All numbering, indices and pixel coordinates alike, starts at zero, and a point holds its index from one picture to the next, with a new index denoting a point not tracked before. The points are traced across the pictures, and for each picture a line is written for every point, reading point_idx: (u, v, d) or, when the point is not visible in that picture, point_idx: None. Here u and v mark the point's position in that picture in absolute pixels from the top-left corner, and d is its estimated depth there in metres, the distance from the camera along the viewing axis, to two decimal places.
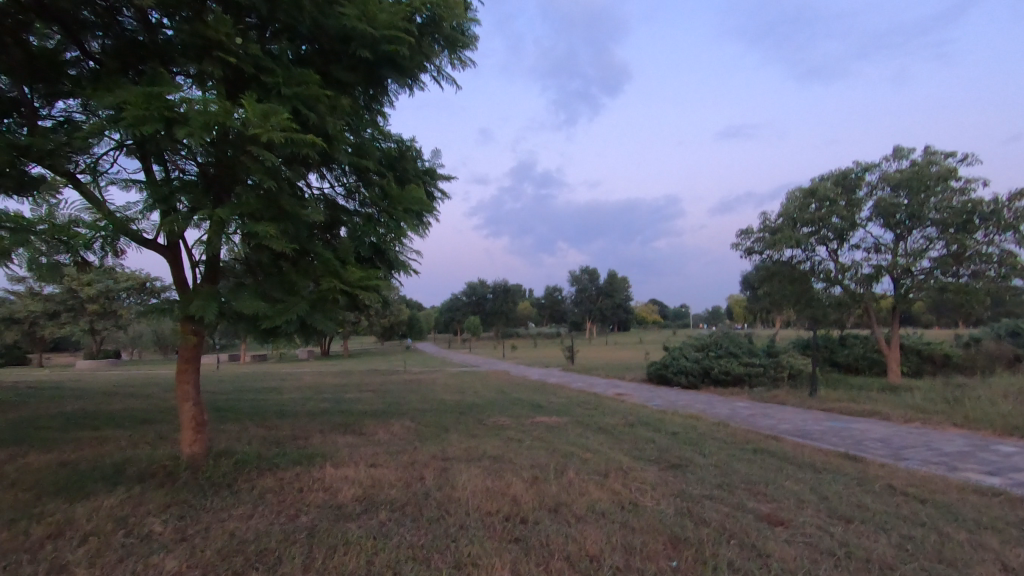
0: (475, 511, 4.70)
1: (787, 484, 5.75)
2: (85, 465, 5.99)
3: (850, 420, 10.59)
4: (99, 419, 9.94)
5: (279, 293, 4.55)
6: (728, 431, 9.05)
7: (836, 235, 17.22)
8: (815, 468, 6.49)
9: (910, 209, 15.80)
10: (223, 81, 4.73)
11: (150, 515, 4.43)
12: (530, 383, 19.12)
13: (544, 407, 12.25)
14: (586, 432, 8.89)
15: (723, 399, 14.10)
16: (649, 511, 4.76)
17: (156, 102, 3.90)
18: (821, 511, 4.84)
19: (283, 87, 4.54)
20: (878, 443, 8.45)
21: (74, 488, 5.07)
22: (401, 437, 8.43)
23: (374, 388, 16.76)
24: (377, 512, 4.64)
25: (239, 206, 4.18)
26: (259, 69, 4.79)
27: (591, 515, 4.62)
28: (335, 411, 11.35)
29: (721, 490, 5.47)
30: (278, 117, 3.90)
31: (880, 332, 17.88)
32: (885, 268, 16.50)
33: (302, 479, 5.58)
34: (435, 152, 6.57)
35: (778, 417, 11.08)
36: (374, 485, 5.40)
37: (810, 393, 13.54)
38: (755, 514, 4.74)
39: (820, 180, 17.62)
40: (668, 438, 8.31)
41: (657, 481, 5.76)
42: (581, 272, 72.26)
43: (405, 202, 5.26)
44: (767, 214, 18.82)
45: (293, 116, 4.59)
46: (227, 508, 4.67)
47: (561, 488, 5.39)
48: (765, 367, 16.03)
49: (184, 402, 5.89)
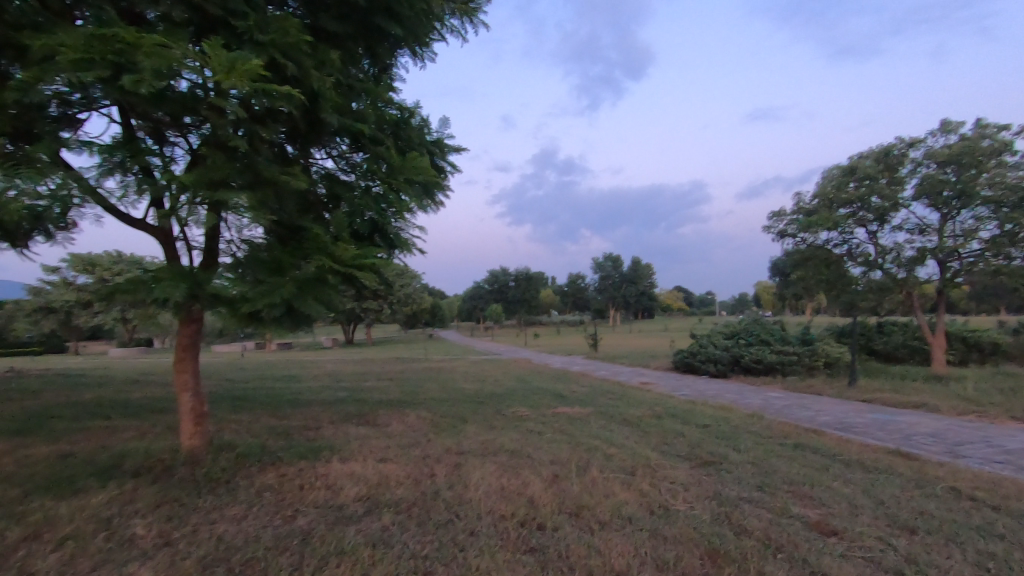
0: (487, 514, 4.27)
1: (836, 485, 5.18)
2: (84, 458, 5.74)
3: (896, 413, 9.86)
4: (114, 408, 9.81)
5: (264, 274, 4.27)
6: (763, 424, 8.45)
7: (876, 216, 16.23)
8: (863, 467, 5.89)
9: (960, 186, 14.74)
10: (188, 25, 4.26)
11: (135, 516, 4.10)
12: (552, 371, 18.66)
13: (566, 397, 11.77)
14: (611, 424, 8.39)
15: (755, 389, 13.43)
16: (682, 517, 4.27)
17: (102, 43, 3.64)
18: (880, 519, 4.27)
19: (257, 32, 4.15)
20: (929, 438, 7.77)
21: (64, 483, 4.79)
22: (415, 428, 8.06)
23: (393, 377, 16.52)
24: (380, 514, 4.24)
25: (208, 173, 3.92)
26: (231, 17, 4.28)
27: (617, 521, 4.14)
28: (351, 400, 11.07)
29: (762, 493, 4.93)
30: (236, 61, 3.56)
31: (923, 318, 16.88)
32: (930, 250, 15.49)
33: (304, 475, 5.22)
34: (444, 119, 6.13)
35: (817, 409, 10.40)
36: (381, 482, 5.02)
37: (850, 383, 12.78)
38: (803, 522, 4.19)
39: (860, 157, 16.60)
40: (699, 431, 7.77)
41: (689, 481, 5.24)
42: (605, 260, 71.23)
43: (403, 172, 4.88)
44: (801, 194, 17.87)
45: (273, 69, 4.25)
46: (220, 508, 4.32)
47: (583, 488, 4.91)
48: (800, 355, 15.26)
49: (183, 392, 5.58)
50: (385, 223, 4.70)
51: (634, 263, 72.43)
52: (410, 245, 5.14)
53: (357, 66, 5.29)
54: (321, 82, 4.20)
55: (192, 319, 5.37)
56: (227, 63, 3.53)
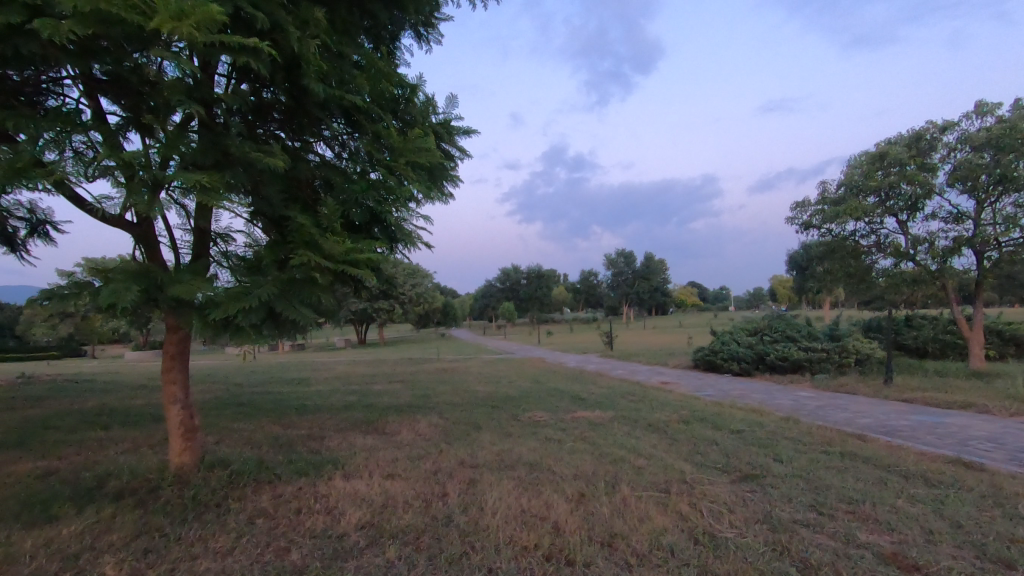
0: (507, 545, 3.73)
1: (901, 504, 4.57)
2: (67, 476, 5.28)
3: (941, 414, 9.18)
4: (114, 416, 9.40)
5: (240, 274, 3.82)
6: (799, 429, 7.82)
7: (907, 205, 15.43)
8: (925, 480, 5.26)
9: (999, 170, 13.89)
10: None
11: (106, 552, 3.61)
12: (568, 371, 18.06)
13: (584, 400, 11.18)
14: (635, 430, 7.81)
15: (783, 389, 12.75)
16: (733, 547, 3.69)
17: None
18: (965, 551, 3.67)
19: None
20: (987, 443, 7.11)
21: (37, 509, 4.31)
22: (426, 437, 7.52)
23: (404, 379, 16.07)
24: (386, 546, 3.72)
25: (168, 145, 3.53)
26: None
27: (657, 554, 3.59)
28: (359, 406, 10.59)
29: (818, 515, 4.34)
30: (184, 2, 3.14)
31: (958, 311, 16.04)
32: (965, 240, 14.68)
33: (303, 496, 4.72)
34: (450, 96, 5.63)
35: (853, 410, 9.73)
36: (387, 505, 4.50)
37: (886, 382, 12.06)
38: (875, 554, 3.61)
39: (889, 142, 15.78)
40: (732, 438, 7.16)
41: (733, 501, 4.66)
42: (617, 256, 70.32)
43: (402, 150, 4.38)
44: (826, 183, 17.10)
45: (247, 28, 3.83)
46: (206, 539, 3.82)
47: (613, 511, 4.35)
48: (830, 352, 14.52)
49: (170, 405, 5.07)
50: (385, 215, 4.21)
51: (646, 259, 71.55)
52: (415, 240, 4.64)
53: (354, 32, 4.80)
54: (303, 44, 3.73)
55: (179, 328, 4.89)
56: (174, 5, 3.10)
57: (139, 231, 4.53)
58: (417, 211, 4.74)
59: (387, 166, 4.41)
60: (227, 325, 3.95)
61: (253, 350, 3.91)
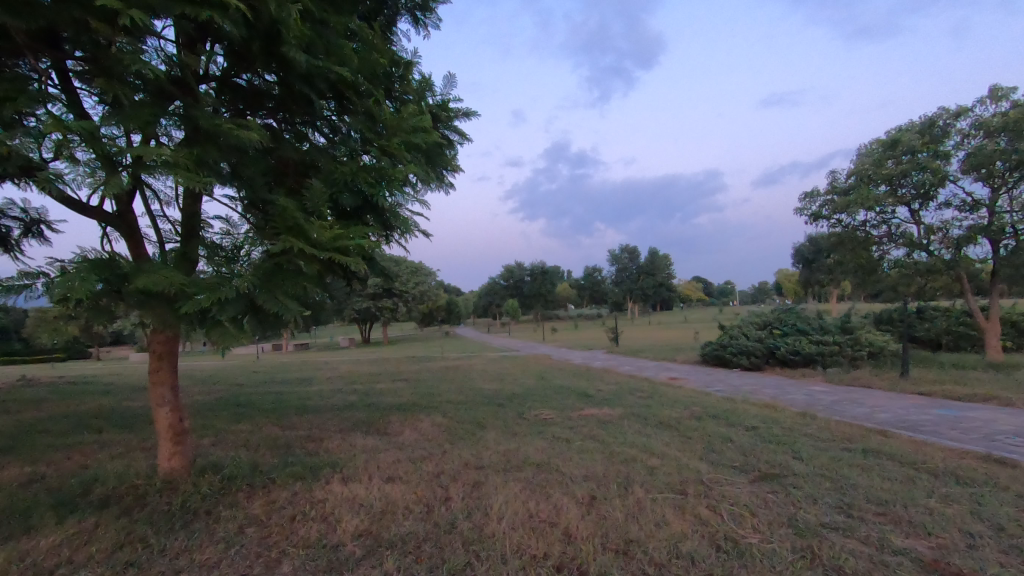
0: (514, 554, 3.47)
1: (934, 504, 4.28)
2: (54, 482, 5.04)
3: (962, 407, 8.86)
4: (111, 419, 9.17)
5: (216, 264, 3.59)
6: (817, 425, 7.52)
7: (920, 193, 15.07)
8: (957, 478, 4.97)
9: (1015, 156, 13.51)
10: None
11: (84, 567, 3.36)
12: (574, 368, 17.77)
13: (592, 397, 10.89)
14: (646, 428, 7.54)
15: (795, 384, 12.44)
16: (758, 554, 3.42)
17: None
18: (1012, 557, 3.38)
19: None
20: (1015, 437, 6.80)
21: (16, 519, 4.07)
22: (429, 437, 7.27)
23: (407, 378, 15.83)
24: (385, 557, 3.46)
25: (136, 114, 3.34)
26: None
27: (677, 563, 3.32)
28: (362, 405, 10.35)
29: (846, 517, 4.06)
30: None
31: (973, 302, 15.66)
32: (981, 228, 14.31)
33: (298, 502, 4.47)
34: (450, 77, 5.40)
35: (871, 405, 9.42)
36: (386, 511, 4.24)
37: (902, 375, 11.72)
38: (915, 561, 3.33)
39: (900, 130, 15.41)
40: (748, 435, 6.86)
41: (755, 503, 4.38)
42: (622, 251, 69.95)
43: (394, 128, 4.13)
44: (835, 173, 16.75)
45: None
46: (192, 551, 3.56)
47: (627, 515, 4.07)
48: (843, 345, 14.17)
49: (158, 407, 4.83)
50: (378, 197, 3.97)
51: (650, 255, 71.12)
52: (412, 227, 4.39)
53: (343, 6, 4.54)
54: (282, 8, 3.46)
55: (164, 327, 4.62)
56: None
57: (121, 223, 4.29)
58: (413, 195, 4.49)
59: (381, 144, 4.18)
60: (206, 320, 3.71)
61: (235, 346, 3.66)
